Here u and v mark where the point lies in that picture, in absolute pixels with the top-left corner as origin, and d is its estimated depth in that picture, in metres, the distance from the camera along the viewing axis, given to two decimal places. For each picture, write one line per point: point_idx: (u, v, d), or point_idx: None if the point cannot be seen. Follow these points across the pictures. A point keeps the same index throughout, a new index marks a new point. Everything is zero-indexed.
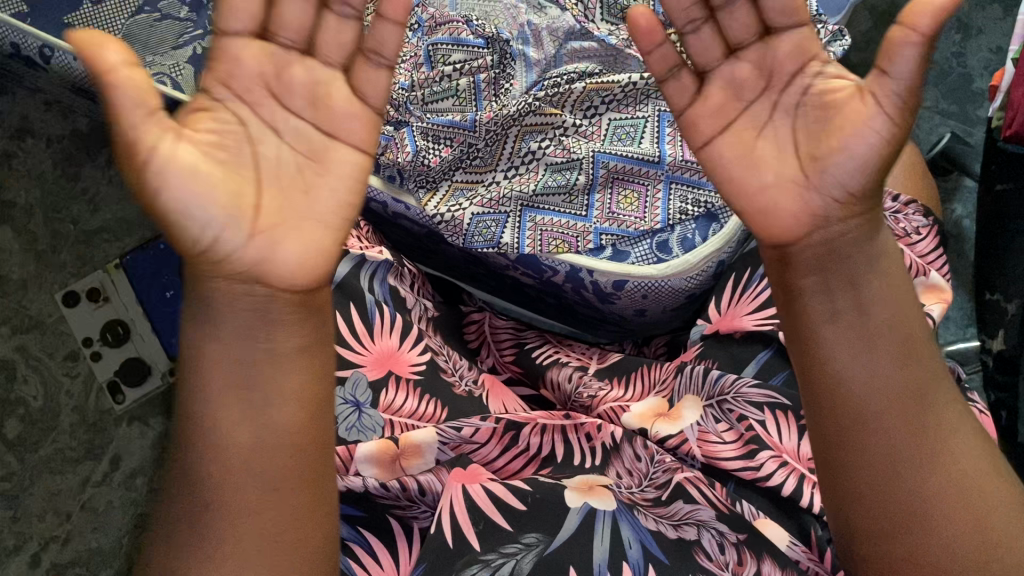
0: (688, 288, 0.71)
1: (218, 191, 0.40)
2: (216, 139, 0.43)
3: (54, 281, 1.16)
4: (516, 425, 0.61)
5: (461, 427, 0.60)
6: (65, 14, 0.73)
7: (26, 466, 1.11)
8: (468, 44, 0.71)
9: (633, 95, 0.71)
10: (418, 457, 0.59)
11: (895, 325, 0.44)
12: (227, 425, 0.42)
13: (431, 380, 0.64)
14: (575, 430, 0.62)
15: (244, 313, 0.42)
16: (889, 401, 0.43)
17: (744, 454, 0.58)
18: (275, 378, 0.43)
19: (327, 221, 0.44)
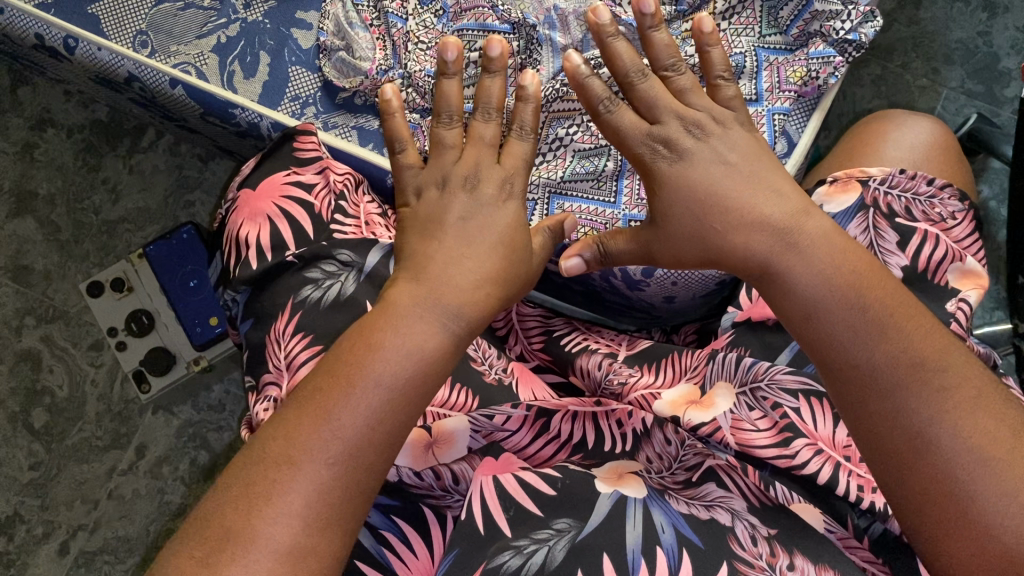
0: (718, 275, 0.70)
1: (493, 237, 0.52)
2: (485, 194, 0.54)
3: (78, 272, 1.16)
4: (547, 413, 0.62)
5: (493, 415, 0.61)
6: (88, 5, 0.74)
7: (54, 455, 1.12)
8: (495, 31, 0.70)
9: (743, 70, 0.71)
10: (450, 445, 0.60)
11: (854, 329, 0.48)
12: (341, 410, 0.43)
13: (462, 372, 0.66)
14: (606, 417, 0.62)
15: (419, 298, 0.48)
16: (874, 376, 0.47)
17: (779, 441, 0.59)
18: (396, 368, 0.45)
19: (464, 242, 0.51)
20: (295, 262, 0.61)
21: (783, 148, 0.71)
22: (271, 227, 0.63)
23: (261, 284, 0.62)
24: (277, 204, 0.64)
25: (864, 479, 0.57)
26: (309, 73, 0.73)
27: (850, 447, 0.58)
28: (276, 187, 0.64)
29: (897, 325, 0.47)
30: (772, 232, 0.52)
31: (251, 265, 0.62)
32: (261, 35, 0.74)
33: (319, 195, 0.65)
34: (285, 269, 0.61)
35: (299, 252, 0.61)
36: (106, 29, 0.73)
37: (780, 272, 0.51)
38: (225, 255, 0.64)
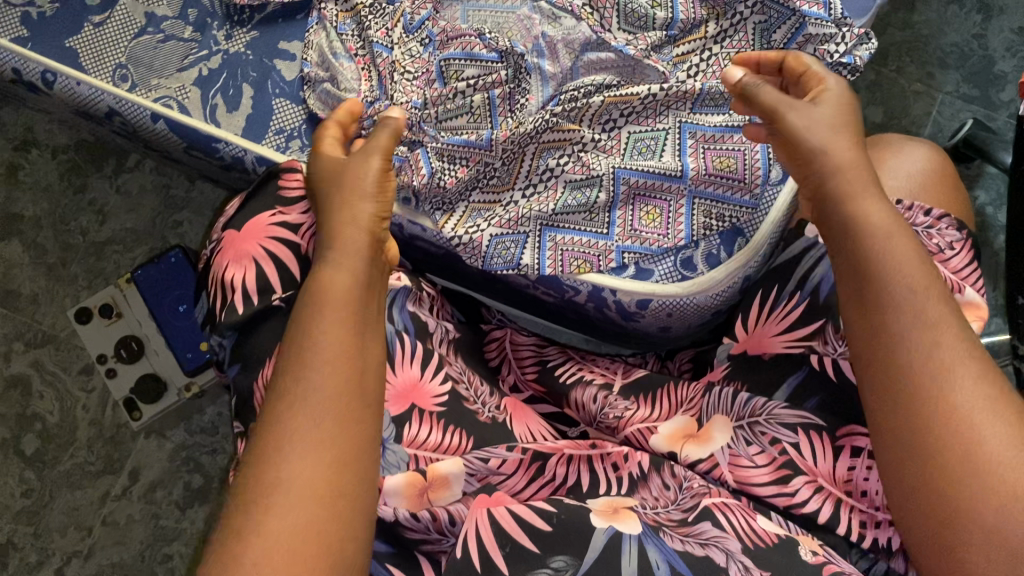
0: (712, 305, 0.69)
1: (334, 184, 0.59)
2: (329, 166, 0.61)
3: (66, 295, 1.15)
4: (542, 456, 0.62)
5: (488, 458, 0.61)
6: (65, 39, 0.72)
7: (46, 482, 1.11)
8: (483, 60, 0.68)
9: None
10: (446, 489, 0.59)
11: (889, 254, 0.49)
12: (293, 404, 0.48)
13: (454, 412, 0.65)
14: (601, 459, 0.63)
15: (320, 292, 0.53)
16: (901, 300, 0.47)
17: (778, 479, 0.58)
18: (320, 354, 0.49)
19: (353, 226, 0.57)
20: (283, 307, 0.61)
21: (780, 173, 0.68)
22: (256, 270, 0.61)
23: (248, 329, 0.61)
24: (262, 246, 0.62)
25: (867, 515, 0.56)
26: (293, 105, 0.71)
27: (850, 481, 0.57)
28: (262, 229, 0.63)
29: (909, 262, 0.48)
30: (842, 164, 0.54)
31: (238, 310, 0.60)
32: (243, 67, 0.72)
33: (305, 236, 0.64)
34: (272, 313, 0.61)
35: (286, 296, 0.61)
36: (85, 62, 0.71)
37: (845, 196, 0.53)
38: (210, 300, 0.64)
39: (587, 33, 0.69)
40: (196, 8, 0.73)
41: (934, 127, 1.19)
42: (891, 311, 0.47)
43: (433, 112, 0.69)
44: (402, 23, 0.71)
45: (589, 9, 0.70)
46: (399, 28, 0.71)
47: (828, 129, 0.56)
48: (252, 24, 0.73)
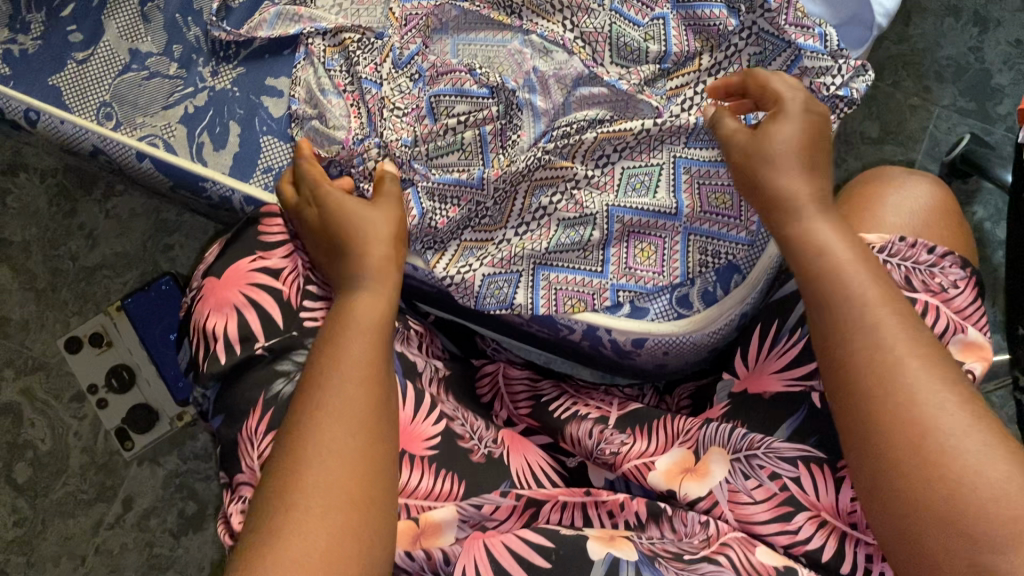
0: (709, 342, 0.68)
1: (355, 234, 0.60)
2: (341, 203, 0.61)
3: (57, 321, 1.13)
4: (536, 502, 0.61)
5: (481, 505, 0.60)
6: (49, 77, 0.70)
7: (38, 511, 1.10)
8: (472, 96, 0.67)
9: None
10: (439, 535, 0.58)
11: (850, 276, 0.49)
12: (325, 432, 0.48)
13: (447, 455, 0.65)
14: (597, 506, 0.61)
15: (343, 324, 0.54)
16: (877, 321, 0.46)
17: (779, 515, 0.56)
18: (345, 382, 0.50)
19: (377, 258, 0.59)
20: (265, 355, 0.61)
21: None
22: (238, 318, 0.62)
23: (229, 379, 0.61)
24: (243, 292, 0.63)
25: (872, 548, 0.54)
26: (281, 142, 0.70)
27: (854, 513, 0.55)
28: (242, 275, 0.63)
29: (860, 287, 0.48)
30: (794, 190, 0.54)
31: (220, 360, 0.61)
32: (230, 104, 0.71)
33: (288, 281, 0.64)
34: (255, 363, 0.61)
35: (268, 344, 0.61)
36: (68, 100, 0.70)
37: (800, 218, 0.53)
38: (195, 353, 0.64)
39: (579, 67, 0.67)
40: (181, 44, 0.72)
41: (931, 141, 1.18)
42: (845, 319, 0.47)
43: (425, 150, 0.68)
44: (391, 58, 0.69)
45: (581, 42, 0.69)
46: (388, 63, 0.69)
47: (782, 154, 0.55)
48: (238, 61, 0.72)
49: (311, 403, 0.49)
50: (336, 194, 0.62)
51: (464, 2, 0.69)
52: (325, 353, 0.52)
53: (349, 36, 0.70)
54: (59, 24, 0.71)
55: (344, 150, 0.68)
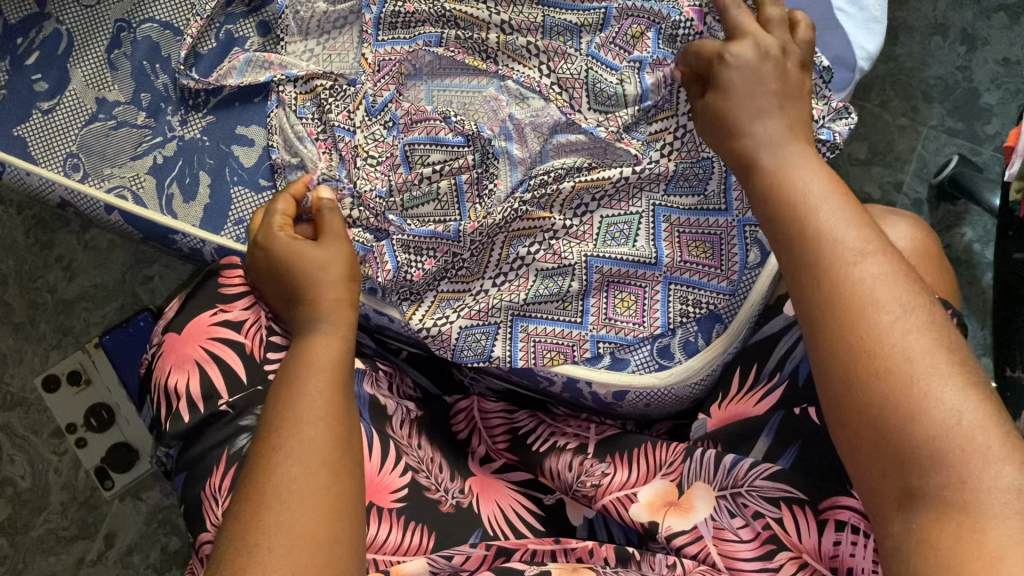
0: (691, 394, 0.67)
1: (303, 275, 0.58)
2: (286, 243, 0.59)
3: (36, 355, 1.11)
4: (506, 552, 0.63)
5: (451, 555, 0.62)
6: (14, 127, 0.69)
7: (19, 549, 1.08)
8: (447, 145, 0.66)
9: (711, 174, 0.64)
10: None
11: (823, 207, 0.47)
12: (290, 469, 0.46)
13: (415, 507, 0.66)
14: (566, 554, 0.63)
15: (297, 368, 0.53)
16: (845, 268, 0.44)
17: (762, 554, 0.58)
18: (310, 420, 0.49)
19: (330, 297, 0.57)
20: (228, 412, 0.60)
21: (757, 258, 0.65)
22: (202, 374, 0.62)
23: (193, 437, 0.61)
24: (205, 348, 0.63)
25: None
26: (252, 193, 0.69)
27: (836, 557, 0.55)
28: (203, 329, 0.63)
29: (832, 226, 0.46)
30: (760, 134, 0.53)
31: (183, 418, 0.61)
32: (200, 153, 0.69)
33: (249, 333, 0.64)
34: (217, 421, 0.61)
35: (232, 401, 0.61)
36: (34, 152, 0.68)
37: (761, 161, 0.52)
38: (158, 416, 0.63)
39: (556, 115, 0.66)
40: (149, 92, 0.70)
41: (920, 162, 1.17)
42: (801, 254, 0.46)
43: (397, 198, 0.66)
44: (365, 105, 0.68)
45: (558, 88, 0.67)
46: (361, 111, 0.68)
47: (745, 102, 0.54)
48: (207, 109, 0.70)
49: (273, 441, 0.48)
50: (279, 233, 0.60)
51: (439, 47, 0.68)
52: (283, 395, 0.51)
53: (320, 82, 0.68)
54: (24, 73, 0.70)
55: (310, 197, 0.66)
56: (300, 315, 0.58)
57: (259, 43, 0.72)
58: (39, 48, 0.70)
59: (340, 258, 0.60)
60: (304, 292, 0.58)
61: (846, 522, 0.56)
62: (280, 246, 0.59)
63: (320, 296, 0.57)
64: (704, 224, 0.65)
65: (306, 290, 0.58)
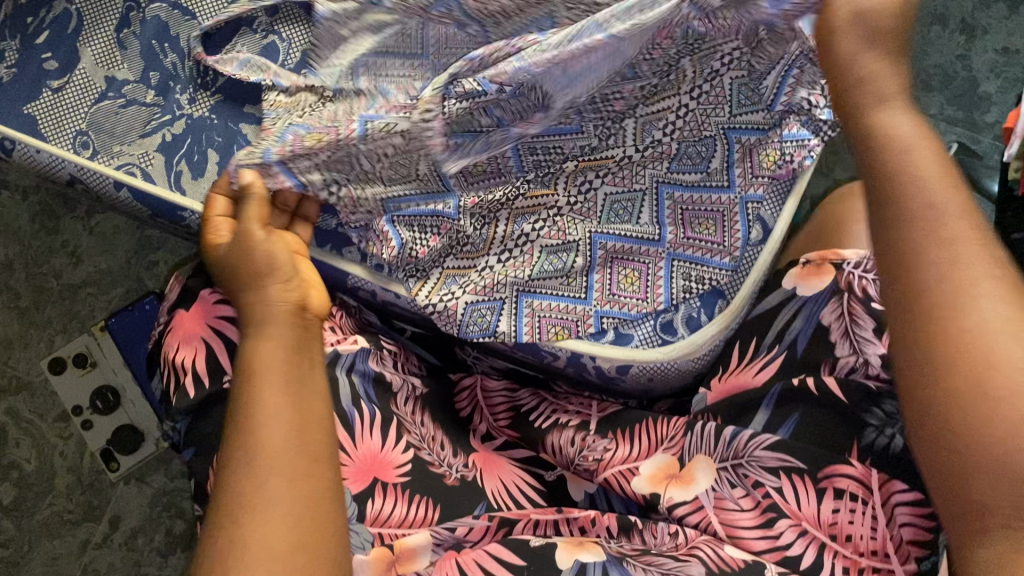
0: (692, 368, 0.69)
1: (239, 286, 0.58)
2: (224, 261, 0.60)
3: (41, 340, 1.12)
4: (509, 522, 0.65)
5: (455, 528, 0.64)
6: (24, 104, 0.69)
7: (25, 531, 1.09)
8: (421, 114, 0.60)
9: (711, 154, 0.66)
10: (412, 560, 0.61)
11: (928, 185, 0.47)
12: (251, 489, 0.47)
13: (419, 480, 0.67)
14: (568, 523, 0.66)
15: (248, 375, 0.53)
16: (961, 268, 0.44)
17: (762, 523, 0.62)
18: (268, 435, 0.49)
19: (270, 301, 0.57)
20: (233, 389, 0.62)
21: (759, 234, 0.67)
22: (209, 353, 0.63)
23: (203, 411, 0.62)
24: (209, 325, 0.63)
25: (850, 560, 0.59)
26: None
27: (835, 524, 0.60)
28: (209, 307, 0.64)
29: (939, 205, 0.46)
30: (869, 79, 0.52)
31: (189, 394, 0.62)
32: (209, 131, 0.70)
33: None
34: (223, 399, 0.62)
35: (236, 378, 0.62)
36: (44, 129, 0.69)
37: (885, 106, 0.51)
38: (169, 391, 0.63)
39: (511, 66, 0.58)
40: (158, 71, 0.71)
41: None
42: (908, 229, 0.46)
43: (357, 162, 0.64)
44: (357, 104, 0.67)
45: None
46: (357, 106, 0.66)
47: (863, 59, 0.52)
48: (215, 87, 0.71)
49: (236, 460, 0.49)
50: (217, 252, 0.61)
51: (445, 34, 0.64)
52: (242, 407, 0.51)
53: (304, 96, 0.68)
54: (34, 51, 0.70)
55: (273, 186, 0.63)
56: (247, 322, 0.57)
57: (267, 23, 0.72)
58: (49, 26, 0.71)
59: (274, 260, 0.59)
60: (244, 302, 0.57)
61: (844, 490, 0.61)
62: (219, 267, 0.60)
63: (254, 302, 0.57)
64: (706, 202, 0.67)
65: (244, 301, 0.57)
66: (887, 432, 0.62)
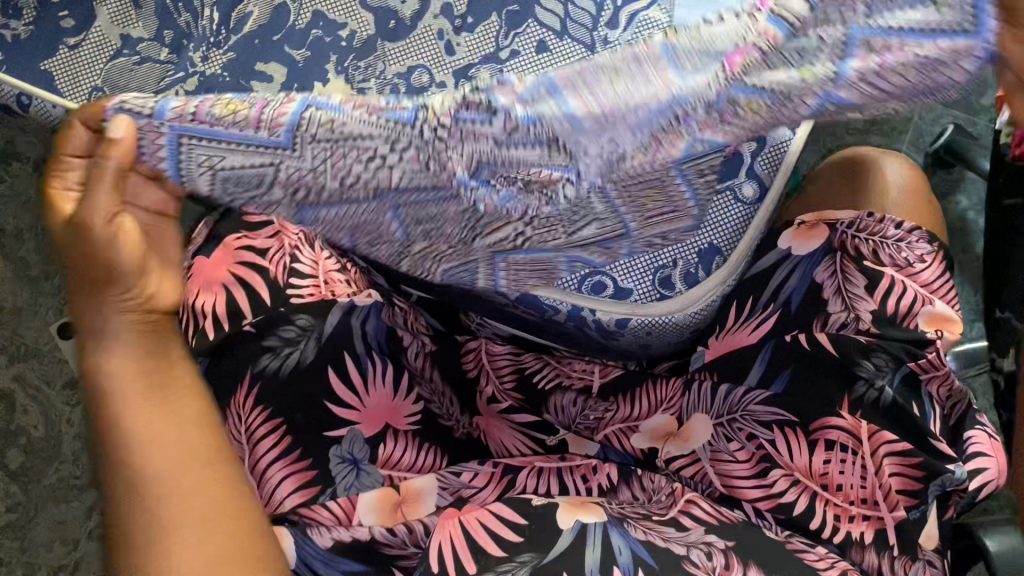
0: (691, 322, 0.72)
1: (83, 281, 0.56)
2: (65, 253, 0.55)
3: (50, 309, 1.14)
4: (513, 470, 0.67)
5: (460, 474, 0.67)
6: (40, 61, 0.71)
7: (31, 496, 1.10)
8: (382, 117, 0.44)
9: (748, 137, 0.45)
10: (417, 504, 0.64)
11: None
12: (160, 500, 0.53)
13: (429, 428, 0.70)
14: (570, 472, 0.68)
15: (107, 388, 0.56)
16: None
17: (757, 472, 0.64)
18: (149, 447, 0.55)
19: (114, 303, 0.57)
20: (253, 331, 0.70)
21: (751, 190, 0.71)
22: (226, 296, 0.73)
23: (219, 352, 0.70)
24: (231, 274, 0.75)
25: (840, 508, 0.62)
26: None
27: (826, 474, 0.62)
28: (230, 253, 0.76)
29: None
30: None
31: (209, 335, 0.72)
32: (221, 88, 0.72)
33: (275, 259, 0.76)
34: (245, 339, 0.70)
35: (254, 321, 0.71)
36: (60, 86, 0.71)
37: None
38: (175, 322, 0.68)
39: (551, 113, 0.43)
40: (172, 30, 0.73)
41: (916, 133, 1.20)
42: None
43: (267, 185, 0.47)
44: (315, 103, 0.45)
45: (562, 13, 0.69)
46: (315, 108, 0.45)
47: None
48: (228, 46, 0.72)
49: (129, 484, 0.54)
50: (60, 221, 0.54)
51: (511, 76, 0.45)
52: (111, 426, 0.55)
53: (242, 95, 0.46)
54: (50, 10, 0.72)
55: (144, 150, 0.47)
56: (95, 337, 0.57)
57: None
58: None
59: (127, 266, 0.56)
60: (93, 307, 0.57)
61: (835, 441, 0.62)
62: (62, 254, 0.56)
63: (101, 306, 0.57)
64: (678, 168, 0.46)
65: (94, 304, 0.57)
66: (877, 384, 0.63)
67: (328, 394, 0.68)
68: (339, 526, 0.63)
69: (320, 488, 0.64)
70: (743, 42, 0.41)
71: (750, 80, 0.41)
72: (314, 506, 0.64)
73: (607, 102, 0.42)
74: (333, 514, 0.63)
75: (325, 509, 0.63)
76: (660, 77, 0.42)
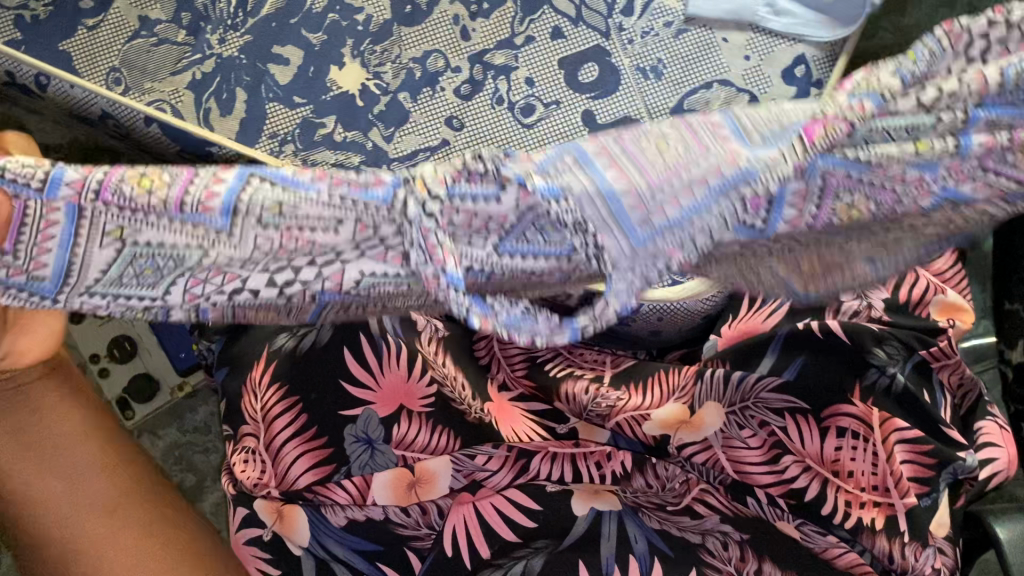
0: (701, 307, 0.72)
1: None
2: None
3: None
4: (527, 454, 0.67)
5: (475, 455, 0.67)
6: (59, 42, 0.71)
7: None
8: (357, 197, 0.41)
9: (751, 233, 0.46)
10: (432, 484, 0.67)
11: None
12: (61, 515, 0.58)
13: (443, 410, 0.69)
14: (585, 458, 0.68)
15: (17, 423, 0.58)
16: None
17: (769, 459, 0.64)
18: (62, 477, 0.58)
19: None
20: None
21: None
22: None
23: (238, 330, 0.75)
24: None
25: (851, 494, 0.62)
26: (287, 109, 0.72)
27: (838, 461, 0.63)
28: None
29: None
30: None
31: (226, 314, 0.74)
32: (236, 71, 0.72)
33: None
34: None
35: None
36: (78, 64, 0.71)
37: None
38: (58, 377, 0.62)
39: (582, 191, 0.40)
40: (189, 11, 0.73)
41: None
42: None
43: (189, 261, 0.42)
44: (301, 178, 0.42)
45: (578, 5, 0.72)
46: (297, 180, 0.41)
47: None
48: (244, 28, 0.73)
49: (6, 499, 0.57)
50: None
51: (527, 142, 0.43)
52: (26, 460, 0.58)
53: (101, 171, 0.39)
54: None
55: (24, 233, 0.38)
56: None
57: None
58: None
59: None
60: None
61: (846, 429, 0.63)
62: None
63: None
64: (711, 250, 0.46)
65: None
66: (889, 371, 0.63)
67: (343, 373, 0.70)
68: (353, 505, 0.67)
69: (333, 468, 0.68)
70: (822, 113, 0.40)
71: (834, 153, 0.40)
72: (330, 485, 0.68)
73: (652, 179, 0.41)
74: (350, 492, 0.67)
75: (341, 488, 0.67)
76: (728, 151, 0.41)
